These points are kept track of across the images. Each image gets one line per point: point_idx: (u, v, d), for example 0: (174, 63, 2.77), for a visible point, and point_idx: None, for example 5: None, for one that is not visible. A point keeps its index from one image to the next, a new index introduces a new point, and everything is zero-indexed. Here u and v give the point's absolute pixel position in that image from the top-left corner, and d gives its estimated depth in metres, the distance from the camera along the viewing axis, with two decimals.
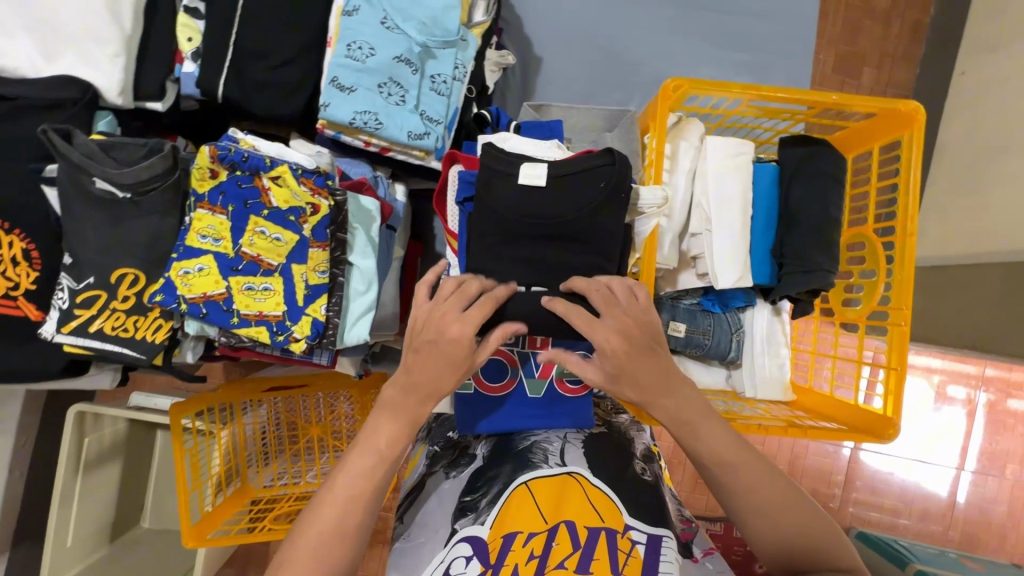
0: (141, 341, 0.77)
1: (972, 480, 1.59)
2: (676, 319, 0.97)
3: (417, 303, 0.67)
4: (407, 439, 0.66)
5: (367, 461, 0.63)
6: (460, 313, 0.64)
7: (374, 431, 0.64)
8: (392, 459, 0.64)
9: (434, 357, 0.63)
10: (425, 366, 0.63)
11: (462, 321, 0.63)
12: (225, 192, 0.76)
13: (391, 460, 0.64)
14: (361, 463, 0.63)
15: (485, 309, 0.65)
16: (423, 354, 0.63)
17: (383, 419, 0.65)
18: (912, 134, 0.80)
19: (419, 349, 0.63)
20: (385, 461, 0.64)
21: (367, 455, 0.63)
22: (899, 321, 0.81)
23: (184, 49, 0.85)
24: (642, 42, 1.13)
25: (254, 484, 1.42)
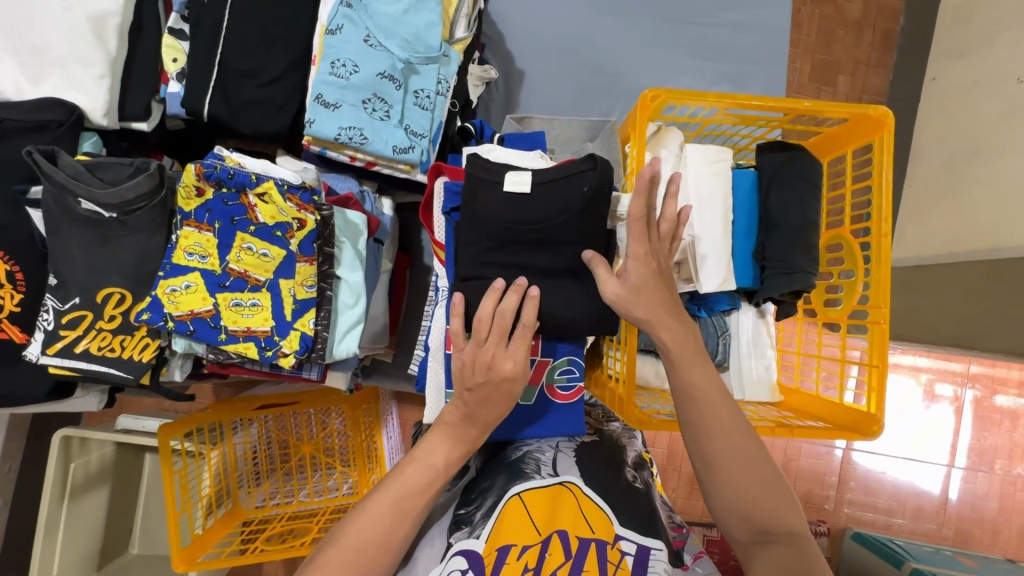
0: (128, 360, 0.77)
1: (962, 476, 1.61)
2: None
3: (457, 342, 0.71)
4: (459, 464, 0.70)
5: (420, 475, 0.68)
6: (504, 351, 0.69)
7: (431, 450, 0.69)
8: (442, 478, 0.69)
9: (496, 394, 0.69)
10: (483, 403, 0.69)
11: (511, 356, 0.69)
12: (211, 210, 0.76)
13: (442, 481, 0.69)
14: (415, 476, 0.68)
15: (526, 339, 0.70)
16: (484, 395, 0.68)
17: (441, 438, 0.70)
18: (883, 138, 0.83)
19: (476, 390, 0.68)
20: (439, 477, 0.69)
21: (423, 472, 0.68)
22: (878, 319, 0.83)
23: (169, 69, 0.86)
24: (623, 53, 1.16)
25: (245, 505, 1.40)
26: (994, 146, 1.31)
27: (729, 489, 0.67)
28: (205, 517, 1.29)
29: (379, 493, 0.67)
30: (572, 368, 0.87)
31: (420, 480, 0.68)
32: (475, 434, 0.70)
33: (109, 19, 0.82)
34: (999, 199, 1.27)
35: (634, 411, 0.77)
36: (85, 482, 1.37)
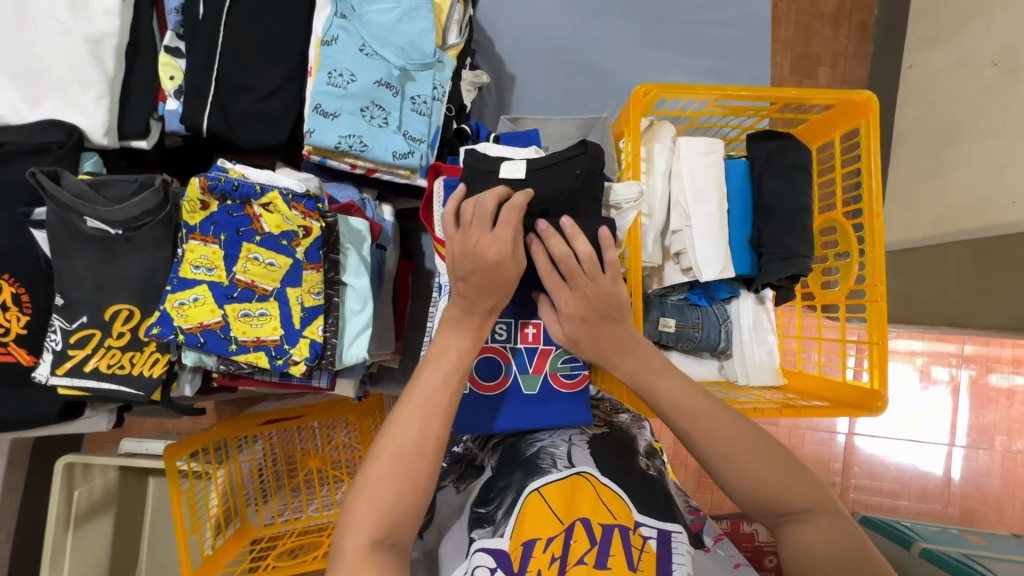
0: (138, 377, 0.78)
1: (964, 455, 1.64)
2: (665, 315, 0.99)
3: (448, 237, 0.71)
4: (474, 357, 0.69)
5: (439, 374, 0.66)
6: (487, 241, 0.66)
7: (443, 346, 0.68)
8: (460, 372, 0.68)
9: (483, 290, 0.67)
10: (479, 291, 0.67)
11: (496, 244, 0.66)
12: (216, 222, 0.77)
13: (462, 375, 0.68)
14: (435, 376, 0.66)
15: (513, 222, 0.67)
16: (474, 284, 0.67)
17: (452, 332, 0.69)
18: (869, 121, 0.86)
19: (467, 279, 0.67)
20: (456, 371, 0.67)
21: (442, 370, 0.67)
22: (875, 298, 0.85)
23: (167, 87, 0.87)
24: (609, 53, 1.18)
25: (254, 523, 1.40)
26: (977, 127, 1.35)
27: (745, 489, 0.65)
28: (215, 537, 1.28)
29: (406, 403, 0.64)
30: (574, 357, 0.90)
31: (439, 377, 0.66)
32: (479, 322, 0.70)
33: (106, 39, 0.83)
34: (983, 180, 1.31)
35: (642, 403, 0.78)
36: (90, 507, 1.36)
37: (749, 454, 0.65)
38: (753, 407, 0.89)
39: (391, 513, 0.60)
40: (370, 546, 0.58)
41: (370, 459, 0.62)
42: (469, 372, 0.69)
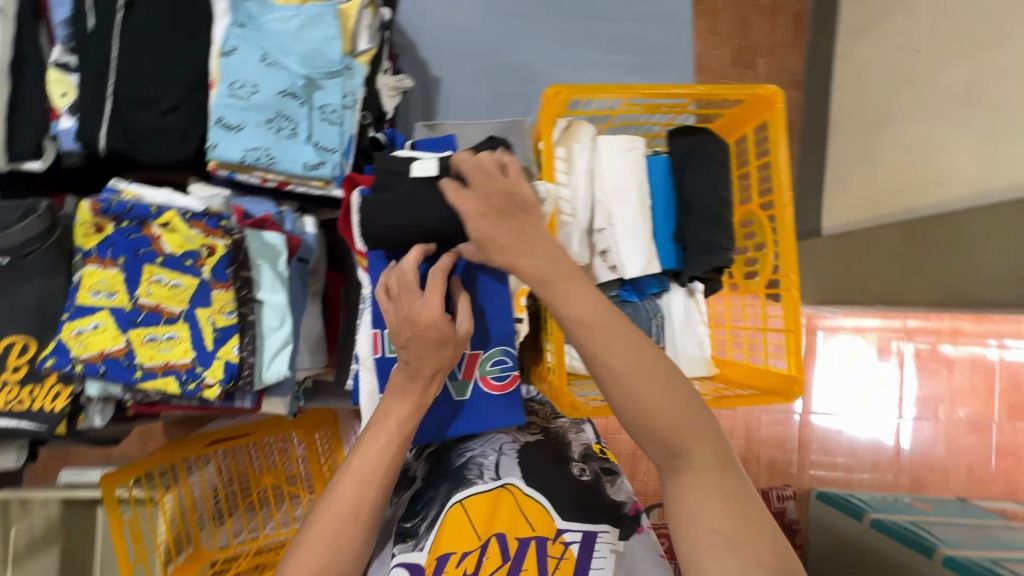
0: (39, 412, 0.74)
1: (911, 426, 1.70)
2: None
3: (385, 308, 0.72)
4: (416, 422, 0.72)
5: (379, 438, 0.71)
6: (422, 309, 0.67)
7: (386, 412, 0.72)
8: (401, 436, 0.71)
9: (423, 347, 0.68)
10: (419, 356, 0.69)
11: (427, 308, 0.67)
12: (113, 245, 0.74)
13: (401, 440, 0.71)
14: (376, 440, 0.70)
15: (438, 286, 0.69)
16: (416, 349, 0.68)
17: (394, 397, 0.72)
18: (775, 114, 0.88)
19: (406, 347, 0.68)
20: (397, 437, 0.71)
21: (380, 436, 0.71)
22: (789, 287, 0.88)
23: (59, 105, 0.83)
24: (535, 54, 1.18)
25: (208, 547, 1.31)
26: (906, 114, 1.40)
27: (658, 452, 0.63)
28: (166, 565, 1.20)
29: (348, 469, 0.70)
30: (505, 358, 0.83)
31: (381, 442, 0.70)
32: (422, 387, 0.72)
33: None
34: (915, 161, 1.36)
35: (566, 398, 0.82)
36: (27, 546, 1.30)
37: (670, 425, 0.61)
38: None
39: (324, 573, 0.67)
40: None
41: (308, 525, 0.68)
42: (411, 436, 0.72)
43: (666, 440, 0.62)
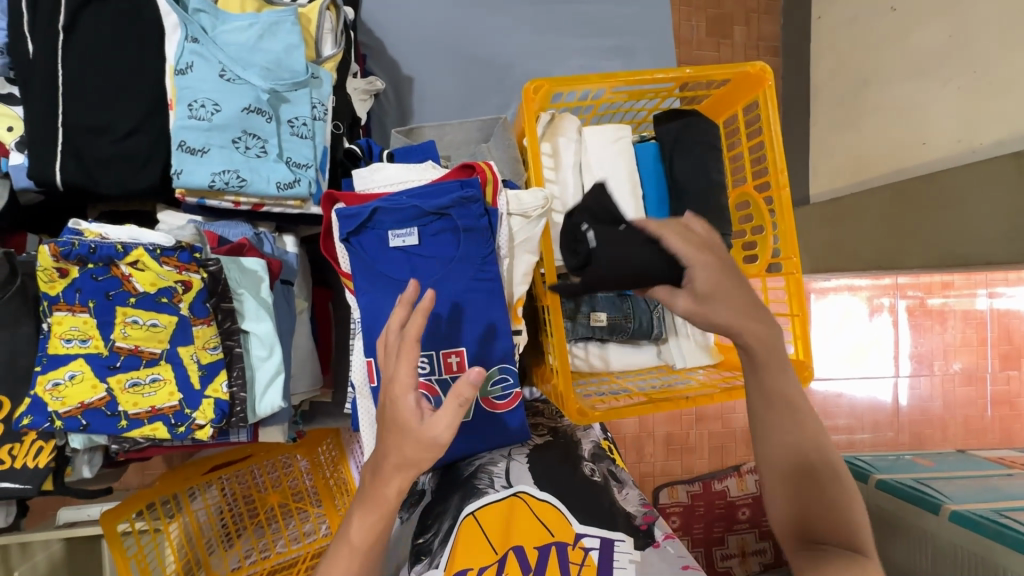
0: (22, 470, 0.70)
1: (909, 383, 1.66)
2: (597, 309, 0.97)
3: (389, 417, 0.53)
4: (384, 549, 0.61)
5: (340, 557, 0.59)
6: (396, 378, 0.53)
7: (347, 530, 0.60)
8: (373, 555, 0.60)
9: (386, 427, 0.55)
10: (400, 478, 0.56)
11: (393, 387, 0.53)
12: (80, 289, 0.68)
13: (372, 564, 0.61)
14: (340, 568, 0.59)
15: (410, 363, 0.52)
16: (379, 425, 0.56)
17: (359, 514, 0.59)
18: (765, 92, 0.85)
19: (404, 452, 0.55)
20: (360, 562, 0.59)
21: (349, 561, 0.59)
22: (792, 269, 0.86)
23: (7, 140, 0.77)
24: (508, 43, 1.14)
25: (219, 570, 1.29)
26: (887, 75, 1.37)
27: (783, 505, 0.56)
28: None
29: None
30: (505, 376, 0.78)
31: (344, 564, 0.59)
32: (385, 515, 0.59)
33: None
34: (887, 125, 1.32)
35: (573, 404, 0.80)
36: None
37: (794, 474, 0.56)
38: (689, 394, 0.88)
39: None
40: None
41: None
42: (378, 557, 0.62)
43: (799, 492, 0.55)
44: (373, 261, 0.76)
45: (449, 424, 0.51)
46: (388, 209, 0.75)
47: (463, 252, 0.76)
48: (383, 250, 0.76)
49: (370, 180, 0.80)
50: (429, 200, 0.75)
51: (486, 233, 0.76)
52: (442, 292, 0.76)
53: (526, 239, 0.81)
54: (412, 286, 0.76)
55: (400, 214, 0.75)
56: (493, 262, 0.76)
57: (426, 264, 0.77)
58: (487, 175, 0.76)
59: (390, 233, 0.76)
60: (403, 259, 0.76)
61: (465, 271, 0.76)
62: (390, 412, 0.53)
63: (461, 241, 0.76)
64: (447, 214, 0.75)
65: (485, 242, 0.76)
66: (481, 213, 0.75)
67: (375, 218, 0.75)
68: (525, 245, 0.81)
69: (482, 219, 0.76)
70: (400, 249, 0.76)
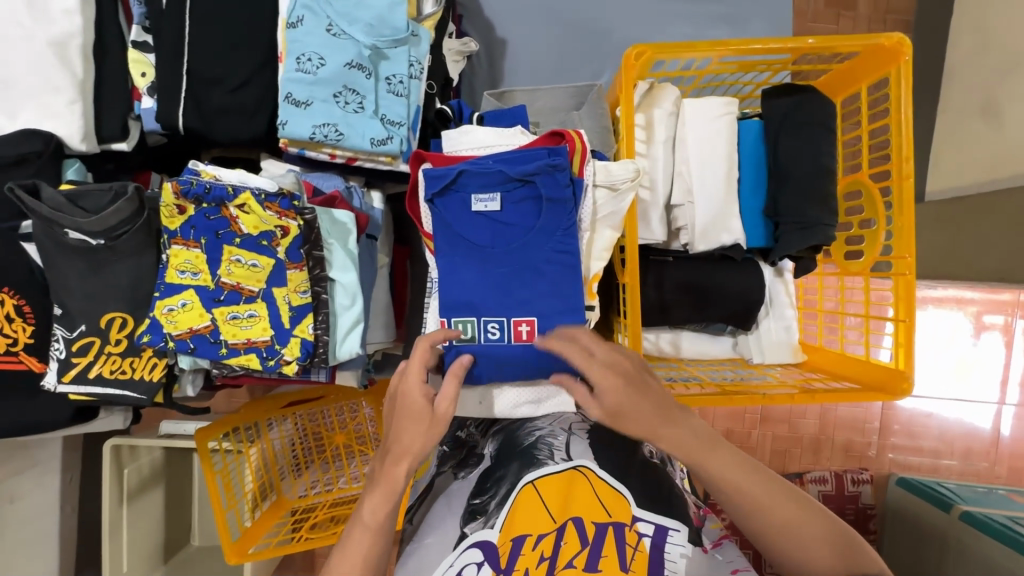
0: (140, 381, 0.79)
1: (1015, 413, 1.47)
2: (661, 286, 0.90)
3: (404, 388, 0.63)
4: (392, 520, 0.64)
5: (354, 539, 0.63)
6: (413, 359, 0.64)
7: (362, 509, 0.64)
8: (384, 533, 0.64)
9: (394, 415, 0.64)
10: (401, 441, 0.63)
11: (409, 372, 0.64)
12: (195, 226, 0.75)
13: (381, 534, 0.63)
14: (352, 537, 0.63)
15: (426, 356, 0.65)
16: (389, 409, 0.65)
17: (371, 494, 0.63)
18: (900, 68, 0.75)
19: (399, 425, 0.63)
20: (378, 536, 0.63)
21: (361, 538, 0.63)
22: (903, 270, 0.78)
23: (139, 85, 0.84)
24: (608, 7, 1.08)
25: (289, 495, 1.42)
26: None
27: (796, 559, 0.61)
28: (252, 510, 1.33)
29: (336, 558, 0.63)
30: None
31: (363, 546, 0.62)
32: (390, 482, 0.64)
33: (70, 40, 0.79)
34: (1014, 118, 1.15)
35: None
36: (140, 485, 1.46)
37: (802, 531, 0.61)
38: (765, 391, 0.83)
39: None
40: None
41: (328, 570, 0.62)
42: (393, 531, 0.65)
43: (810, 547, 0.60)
44: (454, 224, 0.76)
45: (452, 397, 0.63)
46: (474, 172, 0.74)
47: (543, 222, 0.75)
48: (465, 214, 0.76)
49: (458, 142, 0.80)
50: (514, 166, 0.73)
51: (566, 205, 0.74)
52: (521, 259, 0.75)
53: (611, 214, 0.78)
54: (490, 252, 0.76)
55: (485, 178, 0.74)
56: (573, 234, 0.75)
57: (506, 231, 0.76)
58: (577, 144, 0.74)
59: (474, 197, 0.75)
60: (484, 224, 0.76)
61: (545, 241, 0.75)
62: (401, 397, 0.63)
63: (542, 210, 0.75)
64: (531, 182, 0.74)
65: (566, 213, 0.75)
66: (565, 182, 0.74)
67: (460, 181, 0.75)
68: (608, 219, 0.79)
69: (566, 189, 0.74)
70: (481, 214, 0.76)
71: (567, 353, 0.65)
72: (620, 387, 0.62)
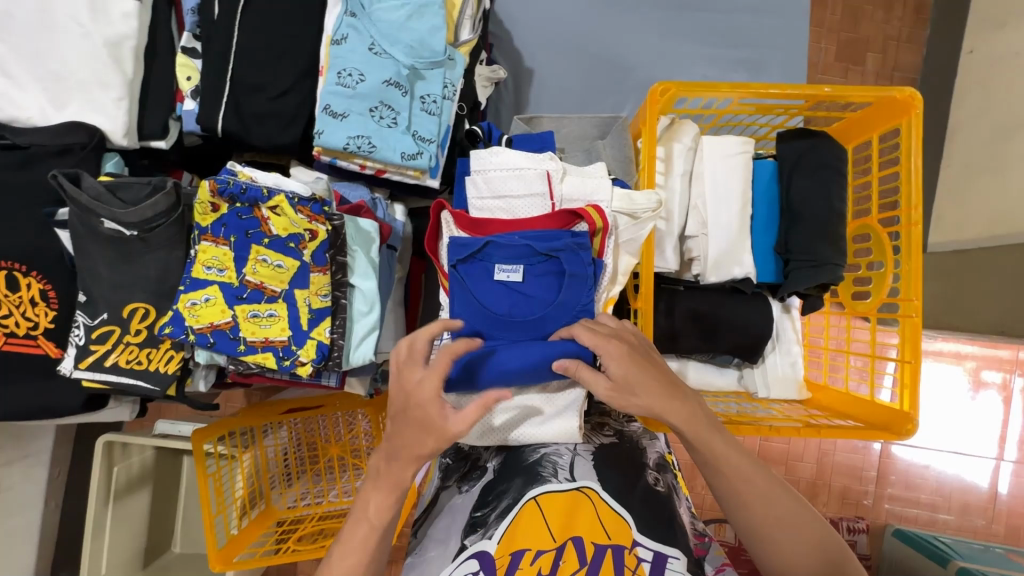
0: (154, 372, 0.80)
1: (1013, 470, 1.47)
2: (674, 313, 0.92)
3: (419, 390, 0.61)
4: (395, 510, 0.66)
5: (359, 532, 0.65)
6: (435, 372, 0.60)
7: (364, 501, 0.66)
8: (385, 527, 0.66)
9: (403, 423, 0.61)
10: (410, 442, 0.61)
11: (424, 384, 0.60)
12: (226, 224, 0.78)
13: (381, 530, 0.66)
14: (354, 533, 0.66)
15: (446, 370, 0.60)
16: (399, 421, 0.62)
17: (374, 491, 0.65)
18: (911, 120, 0.79)
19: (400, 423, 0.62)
20: (376, 531, 0.65)
21: (357, 528, 0.66)
22: (909, 312, 0.80)
23: (184, 88, 0.87)
24: (633, 45, 1.14)
25: (278, 505, 1.40)
26: None
27: (789, 546, 0.66)
28: (239, 518, 1.31)
29: (332, 556, 0.66)
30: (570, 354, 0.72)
31: (360, 536, 0.65)
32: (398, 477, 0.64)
33: (124, 42, 0.83)
34: (1014, 178, 1.19)
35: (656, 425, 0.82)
36: (127, 485, 1.43)
37: (793, 516, 0.67)
38: (771, 424, 0.84)
39: None
40: None
41: (331, 564, 0.65)
42: (394, 522, 0.67)
43: (800, 534, 0.66)
44: (474, 290, 0.76)
45: (474, 420, 0.59)
46: (500, 244, 0.75)
47: (564, 296, 0.75)
48: (486, 282, 0.76)
49: (487, 162, 0.82)
50: (541, 241, 0.75)
51: (587, 283, 0.75)
52: (537, 330, 0.74)
53: (630, 241, 0.81)
54: (508, 321, 0.75)
55: (511, 251, 0.76)
56: (592, 309, 0.75)
57: (525, 302, 0.76)
58: (596, 219, 0.75)
59: (496, 266, 0.76)
60: (504, 294, 0.76)
61: (564, 315, 0.75)
62: (414, 407, 0.61)
63: (563, 286, 0.75)
64: (555, 257, 0.75)
65: (586, 290, 0.75)
66: (588, 261, 0.75)
67: (486, 250, 0.76)
68: (628, 245, 0.81)
69: (589, 266, 0.75)
70: (503, 283, 0.76)
71: (578, 331, 0.70)
72: (624, 351, 0.67)
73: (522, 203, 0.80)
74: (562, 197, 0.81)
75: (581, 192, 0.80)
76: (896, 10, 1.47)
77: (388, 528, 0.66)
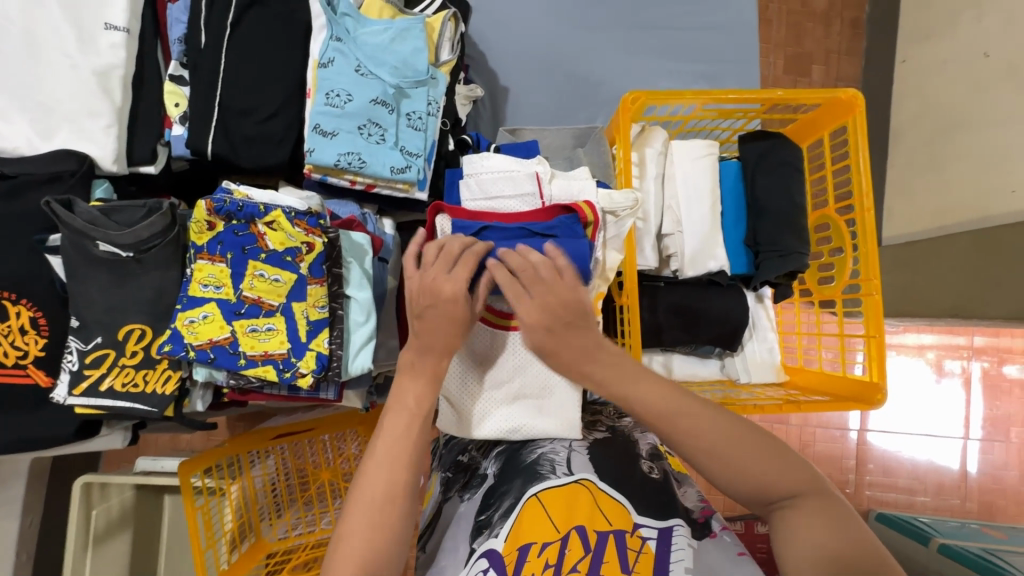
0: (152, 394, 0.80)
1: (979, 448, 1.56)
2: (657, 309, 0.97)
3: (443, 279, 0.68)
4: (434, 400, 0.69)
5: (400, 421, 0.67)
6: (459, 269, 0.69)
7: (401, 392, 0.69)
8: (424, 416, 0.68)
9: (431, 315, 0.68)
10: (439, 330, 0.68)
11: (451, 281, 0.67)
12: (222, 241, 0.80)
13: (424, 417, 0.68)
14: (395, 424, 0.67)
15: (469, 265, 0.69)
16: (430, 319, 0.68)
17: (409, 380, 0.69)
18: (855, 118, 0.87)
19: (426, 316, 0.68)
20: (417, 418, 0.68)
21: (399, 417, 0.67)
22: (872, 292, 0.87)
23: (172, 114, 0.90)
24: (601, 63, 1.21)
25: (268, 537, 1.35)
26: None
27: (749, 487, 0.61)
28: (230, 551, 1.27)
29: (373, 452, 0.66)
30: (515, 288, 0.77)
31: (401, 425, 0.67)
32: (436, 360, 0.69)
33: (113, 71, 0.85)
34: (952, 173, 1.31)
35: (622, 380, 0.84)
36: (109, 526, 1.38)
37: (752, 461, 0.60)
38: (755, 403, 0.90)
39: (392, 492, 0.64)
40: (382, 505, 0.63)
41: (372, 457, 0.65)
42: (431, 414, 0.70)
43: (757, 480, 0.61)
44: None
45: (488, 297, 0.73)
46: (498, 229, 0.78)
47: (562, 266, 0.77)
48: None
49: (478, 166, 0.88)
50: (535, 224, 0.79)
51: (586, 259, 0.77)
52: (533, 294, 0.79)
53: (614, 237, 0.86)
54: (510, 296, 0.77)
55: (508, 235, 0.78)
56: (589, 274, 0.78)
57: None
58: (587, 212, 0.79)
59: None
60: None
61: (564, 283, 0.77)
62: (444, 295, 0.68)
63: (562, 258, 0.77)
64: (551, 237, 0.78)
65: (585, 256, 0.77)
66: (582, 235, 0.78)
67: (484, 235, 0.78)
68: (612, 242, 0.86)
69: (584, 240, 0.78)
70: None
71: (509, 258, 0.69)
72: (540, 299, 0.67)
73: (514, 203, 0.85)
74: (551, 197, 0.85)
75: (568, 193, 0.85)
76: (834, 26, 1.59)
77: (432, 416, 0.69)
